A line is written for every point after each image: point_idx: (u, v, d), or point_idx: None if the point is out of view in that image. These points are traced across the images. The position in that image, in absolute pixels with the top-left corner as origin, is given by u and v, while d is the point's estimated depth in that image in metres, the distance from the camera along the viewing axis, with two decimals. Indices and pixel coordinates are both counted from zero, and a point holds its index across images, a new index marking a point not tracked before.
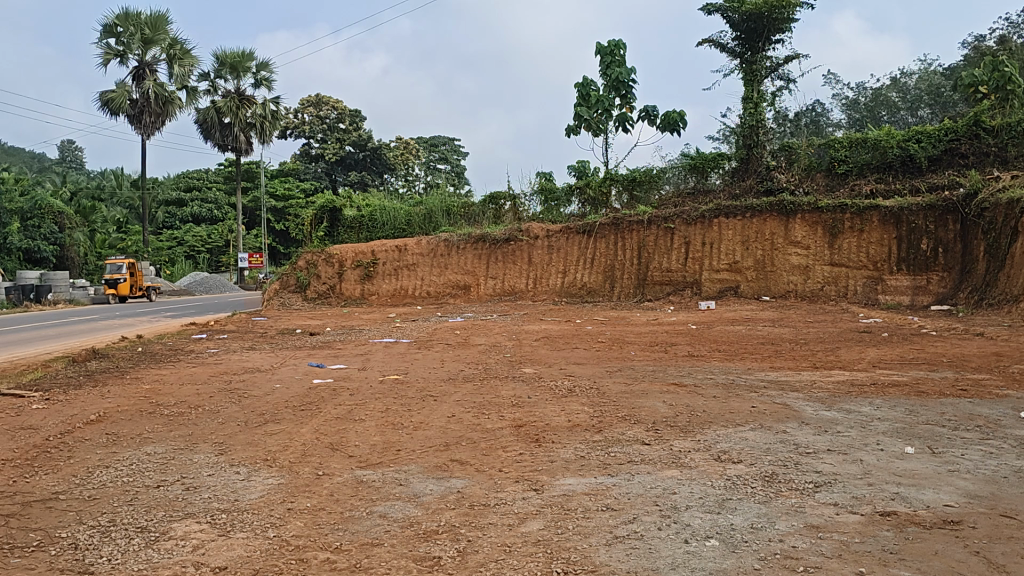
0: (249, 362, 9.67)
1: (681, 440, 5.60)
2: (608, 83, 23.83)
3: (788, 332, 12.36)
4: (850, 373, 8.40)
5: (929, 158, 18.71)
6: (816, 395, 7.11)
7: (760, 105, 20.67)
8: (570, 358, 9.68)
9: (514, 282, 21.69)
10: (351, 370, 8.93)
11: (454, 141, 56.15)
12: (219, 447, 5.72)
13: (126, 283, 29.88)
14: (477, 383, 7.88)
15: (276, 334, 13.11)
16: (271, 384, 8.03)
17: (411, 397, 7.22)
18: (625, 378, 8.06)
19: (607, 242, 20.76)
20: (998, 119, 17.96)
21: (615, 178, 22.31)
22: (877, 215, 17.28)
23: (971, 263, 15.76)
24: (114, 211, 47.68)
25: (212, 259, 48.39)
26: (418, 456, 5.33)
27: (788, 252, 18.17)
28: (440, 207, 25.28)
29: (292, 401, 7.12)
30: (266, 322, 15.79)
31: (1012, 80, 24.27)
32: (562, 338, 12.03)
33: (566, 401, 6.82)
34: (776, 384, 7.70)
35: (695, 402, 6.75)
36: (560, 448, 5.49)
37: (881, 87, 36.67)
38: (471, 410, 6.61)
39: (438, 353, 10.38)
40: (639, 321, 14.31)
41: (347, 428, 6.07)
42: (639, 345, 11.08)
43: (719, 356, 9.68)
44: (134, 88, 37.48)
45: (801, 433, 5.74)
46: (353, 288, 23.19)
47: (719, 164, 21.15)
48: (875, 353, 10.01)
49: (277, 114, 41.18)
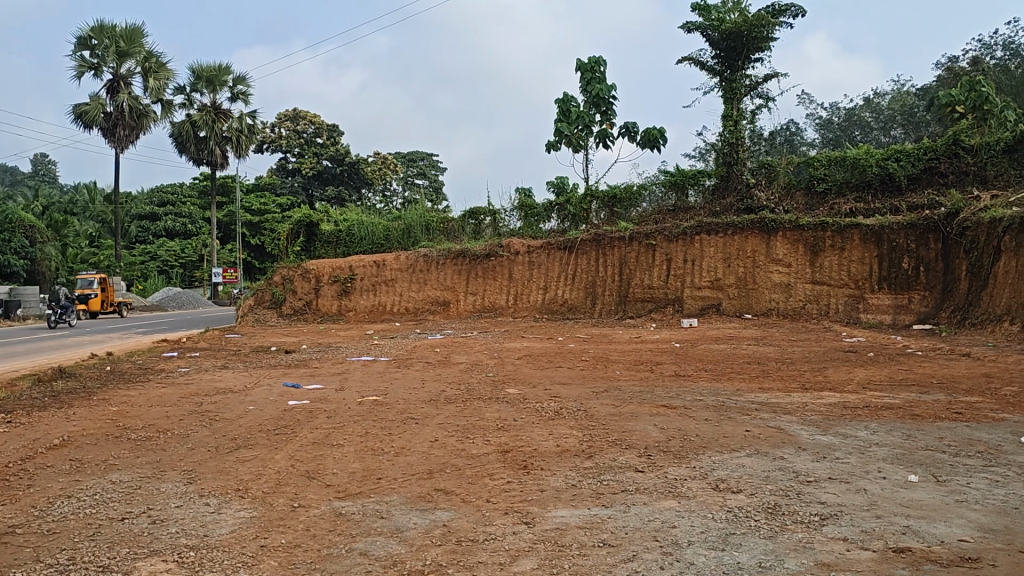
0: (222, 382, 9.34)
1: (675, 467, 5.36)
2: (588, 98, 23.70)
3: (774, 351, 12.17)
4: (841, 395, 8.19)
5: (908, 177, 18.67)
6: (810, 418, 6.91)
7: (740, 122, 20.61)
8: (554, 378, 9.42)
9: (494, 299, 21.44)
10: (329, 391, 8.61)
11: (432, 157, 56.01)
12: (190, 475, 5.41)
13: (97, 298, 29.33)
14: (459, 405, 7.60)
15: (250, 352, 12.76)
16: (244, 406, 7.71)
17: (391, 419, 6.93)
18: (613, 399, 7.81)
19: (588, 258, 20.57)
20: (977, 138, 17.95)
21: (595, 194, 22.15)
22: (858, 233, 17.23)
23: (952, 282, 15.67)
24: (87, 226, 47.01)
25: (186, 274, 47.77)
26: (399, 485, 5.06)
27: (770, 270, 18.04)
28: (419, 222, 25.00)
29: (266, 425, 6.81)
30: (240, 339, 15.43)
31: (989, 100, 24.38)
32: (544, 356, 11.78)
33: (552, 424, 6.56)
34: (768, 407, 7.47)
35: (686, 425, 6.51)
36: (550, 476, 5.23)
37: (855, 106, 36.92)
38: (454, 434, 6.33)
39: (418, 372, 10.09)
40: (622, 339, 14.09)
41: (325, 455, 5.78)
42: (623, 364, 10.85)
43: (706, 377, 9.46)
44: (108, 101, 36.97)
45: (799, 460, 5.52)
46: (330, 304, 22.82)
47: (699, 182, 21.06)
48: (863, 374, 9.82)
49: (254, 128, 40.84)
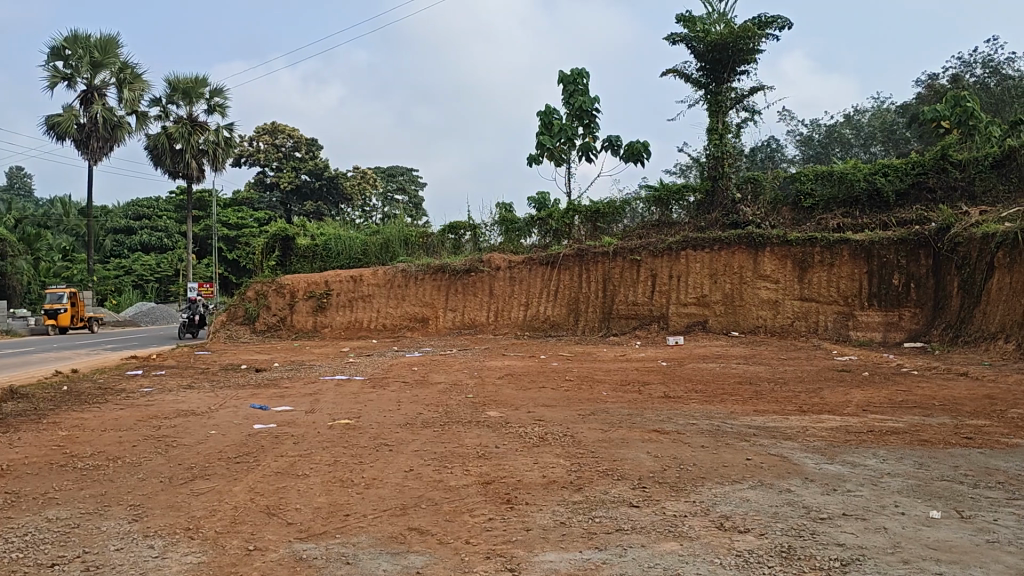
0: (184, 404, 8.76)
1: (674, 502, 4.88)
2: (571, 111, 23.34)
3: (765, 370, 11.72)
4: (842, 418, 7.74)
5: (896, 193, 18.37)
6: (814, 444, 6.46)
7: (725, 136, 20.28)
8: (537, 399, 8.91)
9: (474, 315, 20.91)
10: (298, 414, 8.06)
11: (412, 171, 55.56)
12: (136, 512, 4.85)
13: (66, 314, 28.52)
14: (438, 429, 7.07)
15: (218, 371, 12.17)
16: (205, 430, 7.15)
17: (362, 446, 6.40)
18: (601, 423, 7.31)
19: (572, 274, 20.13)
20: (965, 153, 17.69)
21: (578, 209, 21.72)
22: (847, 249, 16.92)
23: (944, 299, 15.35)
24: (60, 239, 46.11)
25: (161, 289, 46.94)
26: (369, 524, 4.54)
27: (757, 286, 17.65)
28: (397, 236, 24.45)
29: (226, 452, 6.26)
30: (210, 357, 14.78)
31: (974, 115, 24.22)
32: (527, 376, 11.26)
33: (537, 451, 6.06)
34: (767, 432, 6.99)
35: (682, 452, 6.02)
36: (536, 512, 4.73)
37: (835, 124, 36.78)
38: (431, 462, 5.83)
39: (394, 393, 9.56)
40: (608, 357, 13.60)
41: (288, 488, 5.25)
42: (610, 384, 10.34)
43: (698, 398, 8.98)
44: (81, 112, 36.29)
45: (808, 493, 5.06)
46: (305, 320, 22.20)
47: (683, 197, 20.68)
48: (861, 395, 9.37)
49: (230, 141, 40.26)
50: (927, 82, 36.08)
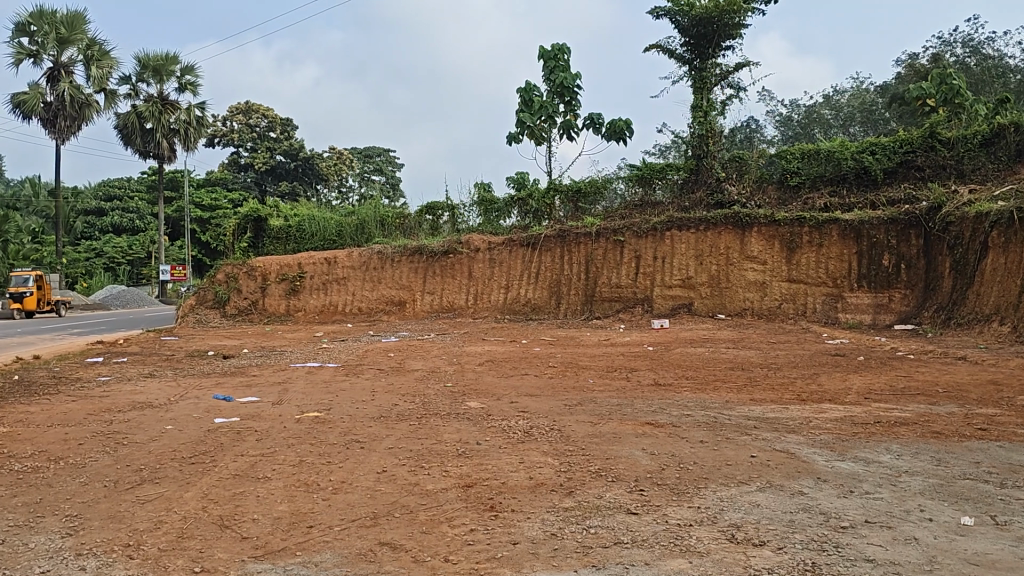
0: (141, 394, 8.18)
1: (677, 509, 4.37)
2: (552, 88, 22.77)
3: (756, 355, 11.27)
4: (844, 408, 7.27)
5: (883, 171, 17.96)
6: (820, 438, 5.99)
7: (710, 114, 19.79)
8: (520, 388, 8.39)
9: (452, 298, 20.37)
10: (263, 406, 7.49)
11: (389, 152, 54.82)
12: (71, 524, 4.28)
13: (32, 297, 27.69)
14: (414, 423, 6.54)
15: (183, 357, 11.58)
16: (160, 426, 6.56)
17: (331, 443, 5.84)
18: (589, 415, 6.80)
19: (553, 256, 19.59)
20: (954, 131, 17.30)
21: (559, 188, 21.17)
22: (836, 228, 16.49)
23: (935, 280, 14.98)
24: (29, 221, 45.03)
25: (133, 271, 46.05)
26: (334, 538, 3.99)
27: (744, 268, 17.20)
28: (373, 217, 23.82)
29: (181, 451, 5.68)
30: (177, 342, 14.12)
31: (960, 93, 23.89)
32: (508, 362, 10.73)
33: (522, 448, 5.53)
34: (769, 424, 6.50)
35: (680, 449, 5.51)
36: (523, 521, 4.21)
37: (814, 104, 36.43)
38: (406, 462, 5.29)
39: (367, 381, 9.01)
40: (591, 342, 13.09)
41: (246, 493, 4.69)
42: (596, 370, 9.83)
43: (690, 386, 8.50)
44: (48, 90, 35.30)
45: (824, 497, 4.58)
46: (278, 304, 21.60)
47: (667, 176, 20.20)
48: (860, 381, 8.93)
49: (203, 120, 39.35)
50: (907, 62, 35.74)
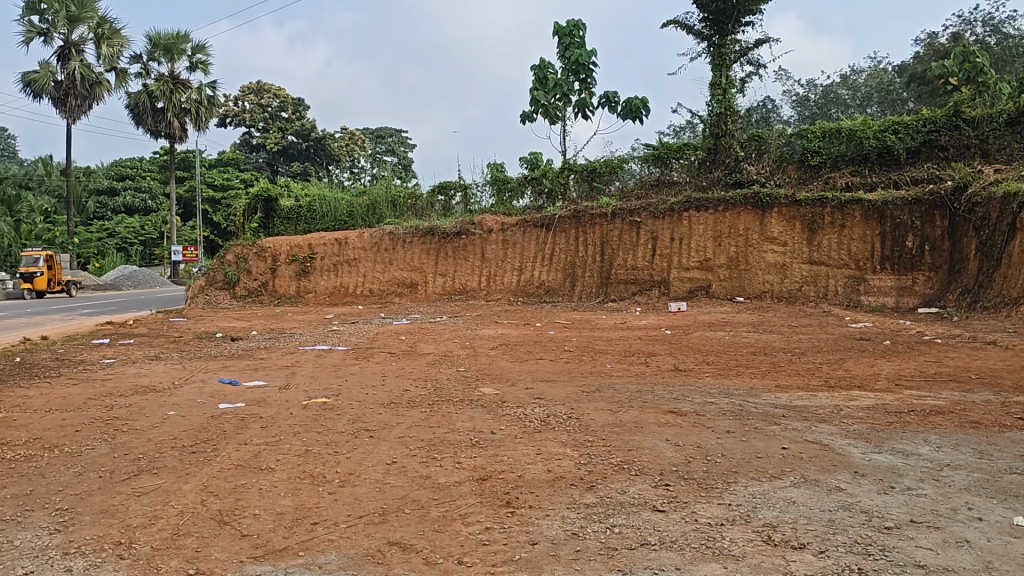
0: (145, 377, 7.93)
1: (707, 506, 4.08)
2: (567, 65, 22.35)
3: (778, 339, 10.95)
4: (875, 396, 6.95)
5: (907, 150, 17.52)
6: (854, 429, 5.68)
7: (729, 91, 19.38)
8: (535, 373, 8.11)
9: (466, 280, 20.09)
10: (270, 390, 7.23)
11: (401, 132, 54.45)
12: (61, 519, 4.02)
13: (43, 277, 27.57)
14: (426, 410, 6.26)
15: (191, 339, 11.35)
16: (162, 411, 6.30)
17: (339, 431, 5.57)
18: (608, 402, 6.51)
19: (568, 237, 19.25)
20: (978, 109, 16.84)
21: (573, 168, 20.81)
22: (859, 209, 16.09)
23: (960, 262, 14.63)
24: (41, 200, 44.96)
25: (145, 251, 45.97)
26: (340, 537, 3.72)
27: (764, 249, 16.85)
28: (385, 198, 23.53)
29: (182, 438, 5.42)
30: (185, 323, 13.90)
31: (983, 71, 23.34)
32: (522, 345, 10.44)
33: (540, 439, 5.24)
34: (799, 412, 6.20)
35: (707, 440, 5.20)
36: (542, 519, 3.93)
37: (831, 83, 35.84)
38: (418, 453, 5.01)
39: (378, 365, 8.75)
40: (607, 325, 12.79)
41: (247, 486, 4.42)
42: (614, 354, 9.54)
43: (712, 371, 8.20)
44: (59, 69, 35.08)
45: (864, 493, 4.28)
46: (288, 285, 21.37)
47: (685, 155, 19.82)
48: (888, 367, 8.62)
49: (214, 100, 39.06)
50: (926, 40, 35.07)
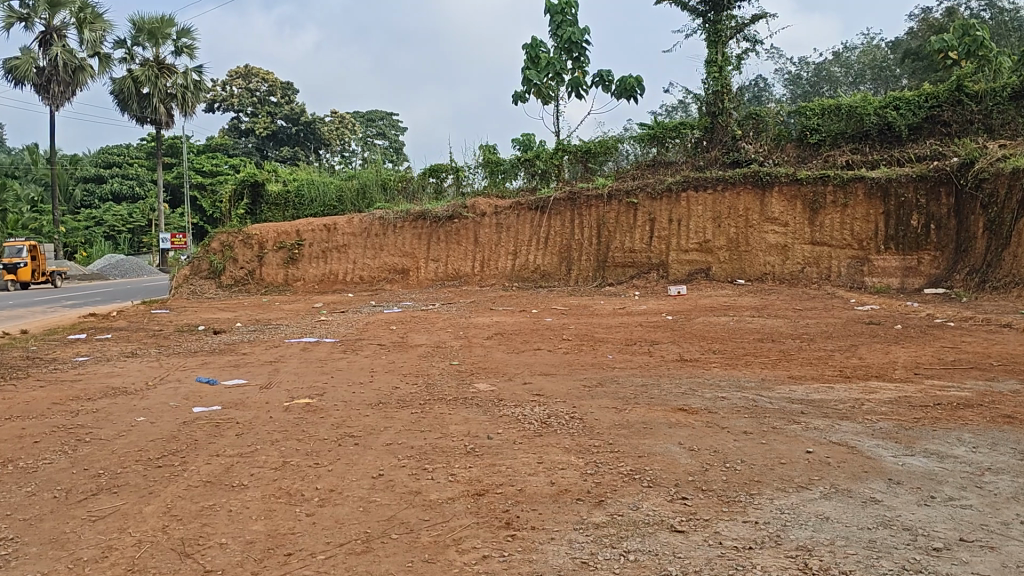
0: (118, 378, 7.46)
1: (731, 525, 3.63)
2: (559, 44, 21.80)
3: (784, 324, 10.51)
4: (896, 387, 6.52)
5: (908, 126, 17.06)
6: (880, 427, 5.23)
7: (725, 69, 18.86)
8: (533, 366, 7.65)
9: (458, 265, 19.60)
10: (250, 390, 6.76)
11: (391, 116, 53.77)
12: (2, 551, 3.56)
13: (27, 268, 26.96)
14: (417, 411, 5.80)
15: (171, 333, 10.86)
16: (131, 417, 5.84)
17: (322, 438, 5.11)
18: (611, 399, 6.07)
19: (563, 220, 18.76)
20: (981, 84, 16.39)
21: (567, 149, 20.30)
22: (862, 187, 15.63)
23: (967, 241, 14.24)
24: (27, 189, 44.27)
25: (134, 239, 45.33)
26: (318, 572, 3.27)
27: (765, 230, 16.40)
28: (374, 181, 22.98)
29: (148, 450, 4.96)
30: (168, 315, 13.40)
31: (984, 45, 22.74)
32: (518, 334, 9.98)
33: (540, 445, 4.78)
34: (818, 408, 5.75)
35: (723, 443, 4.76)
36: (546, 544, 3.48)
37: (824, 60, 35.25)
38: (407, 463, 4.55)
39: (367, 359, 8.29)
40: (604, 311, 12.35)
41: (217, 508, 3.96)
42: (614, 344, 9.09)
43: (720, 362, 7.76)
44: (40, 55, 34.37)
45: (904, 507, 3.84)
46: (276, 274, 20.86)
47: (681, 134, 19.32)
48: (904, 354, 8.18)
49: (200, 84, 38.36)
50: (920, 15, 34.48)
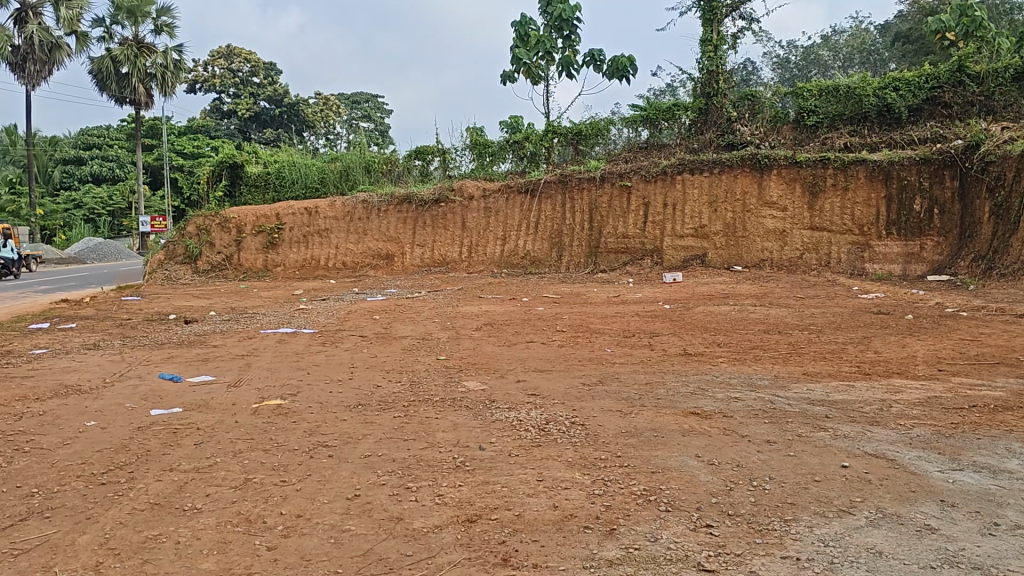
0: (75, 374, 6.84)
1: (770, 563, 3.07)
2: (549, 22, 21.16)
3: (789, 314, 9.97)
4: (923, 386, 5.98)
5: (908, 108, 16.51)
6: (917, 434, 4.68)
7: (720, 48, 18.25)
8: (526, 361, 7.07)
9: (445, 251, 18.98)
10: (216, 389, 6.15)
11: (376, 98, 52.95)
12: None
13: None
14: (399, 415, 5.21)
15: (140, 323, 10.22)
16: (80, 422, 5.22)
17: (293, 449, 4.51)
18: (615, 401, 5.49)
19: (553, 204, 18.17)
20: (983, 64, 15.86)
21: (557, 130, 19.66)
22: (863, 170, 15.08)
23: (972, 227, 13.75)
24: (4, 172, 43.25)
25: (114, 222, 44.26)
26: None
27: (763, 215, 15.85)
28: (358, 163, 22.27)
29: (94, 463, 4.35)
30: (138, 303, 12.76)
31: (982, 26, 22.15)
32: (508, 325, 9.40)
33: (540, 458, 4.20)
34: (845, 412, 5.20)
35: (747, 456, 4.19)
36: None
37: (812, 44, 34.69)
38: (388, 481, 3.96)
39: (347, 353, 7.69)
40: (599, 299, 11.78)
41: (163, 539, 3.37)
42: (611, 336, 8.52)
43: (728, 356, 7.21)
44: (15, 33, 33.38)
45: (967, 538, 3.29)
46: (254, 259, 20.17)
47: (674, 116, 18.71)
48: (922, 347, 7.63)
49: (181, 64, 37.44)
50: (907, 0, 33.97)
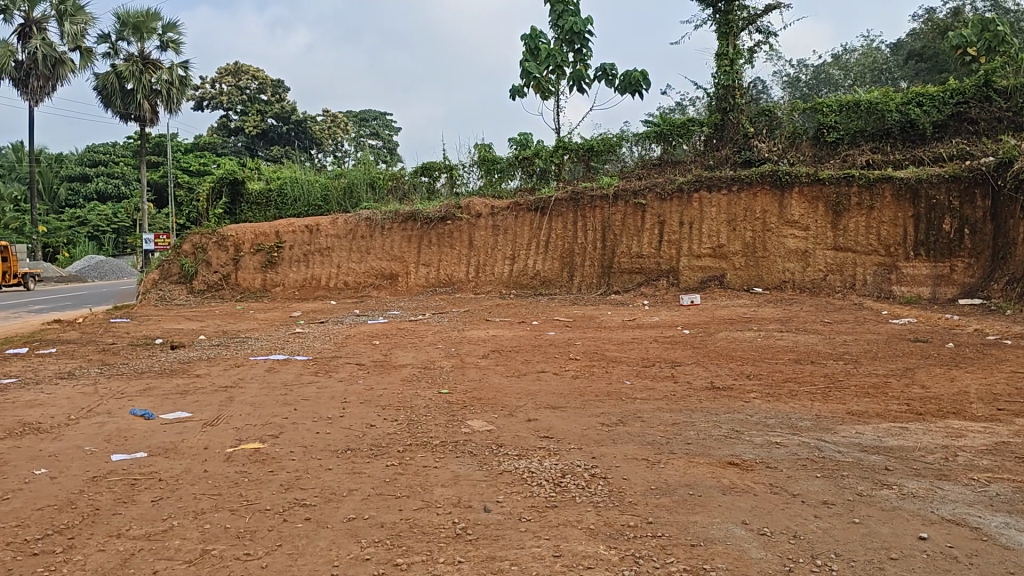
0: (39, 409, 6.19)
1: None
2: (560, 35, 20.59)
3: (819, 341, 9.27)
4: (988, 430, 5.29)
5: (933, 124, 15.83)
6: (996, 493, 3.99)
7: (736, 62, 17.63)
8: (537, 396, 6.40)
9: (451, 270, 18.35)
10: (190, 429, 5.48)
11: (383, 116, 52.51)
12: None
13: None
14: (393, 464, 4.54)
15: (124, 348, 9.58)
16: (28, 471, 4.56)
17: (268, 509, 3.84)
18: (641, 448, 4.82)
19: (564, 222, 17.56)
20: (1012, 79, 15.20)
21: (566, 147, 19.05)
22: (889, 188, 14.42)
23: (1006, 247, 13.05)
24: (10, 188, 42.88)
25: (118, 240, 43.56)
26: None
27: (783, 234, 15.20)
28: (363, 179, 21.68)
29: (28, 528, 3.67)
30: (127, 326, 12.16)
31: (1005, 41, 21.45)
32: (517, 352, 8.73)
33: (556, 525, 3.53)
34: (909, 463, 4.50)
35: (804, 524, 3.51)
36: None
37: (822, 63, 34.07)
38: (373, 554, 3.29)
39: (342, 385, 7.03)
40: (613, 323, 11.11)
41: None
42: (630, 365, 7.85)
43: (761, 391, 6.52)
44: (19, 48, 32.94)
45: None
46: (253, 278, 19.60)
47: (689, 132, 18.10)
48: (972, 381, 6.94)
49: (186, 80, 37.00)
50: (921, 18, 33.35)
